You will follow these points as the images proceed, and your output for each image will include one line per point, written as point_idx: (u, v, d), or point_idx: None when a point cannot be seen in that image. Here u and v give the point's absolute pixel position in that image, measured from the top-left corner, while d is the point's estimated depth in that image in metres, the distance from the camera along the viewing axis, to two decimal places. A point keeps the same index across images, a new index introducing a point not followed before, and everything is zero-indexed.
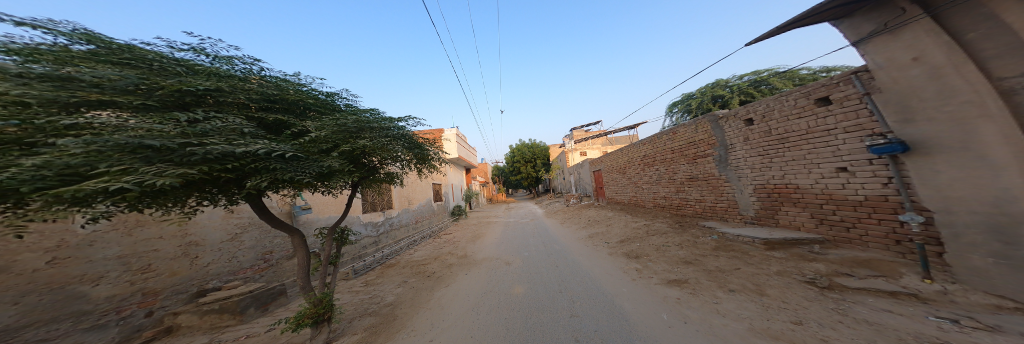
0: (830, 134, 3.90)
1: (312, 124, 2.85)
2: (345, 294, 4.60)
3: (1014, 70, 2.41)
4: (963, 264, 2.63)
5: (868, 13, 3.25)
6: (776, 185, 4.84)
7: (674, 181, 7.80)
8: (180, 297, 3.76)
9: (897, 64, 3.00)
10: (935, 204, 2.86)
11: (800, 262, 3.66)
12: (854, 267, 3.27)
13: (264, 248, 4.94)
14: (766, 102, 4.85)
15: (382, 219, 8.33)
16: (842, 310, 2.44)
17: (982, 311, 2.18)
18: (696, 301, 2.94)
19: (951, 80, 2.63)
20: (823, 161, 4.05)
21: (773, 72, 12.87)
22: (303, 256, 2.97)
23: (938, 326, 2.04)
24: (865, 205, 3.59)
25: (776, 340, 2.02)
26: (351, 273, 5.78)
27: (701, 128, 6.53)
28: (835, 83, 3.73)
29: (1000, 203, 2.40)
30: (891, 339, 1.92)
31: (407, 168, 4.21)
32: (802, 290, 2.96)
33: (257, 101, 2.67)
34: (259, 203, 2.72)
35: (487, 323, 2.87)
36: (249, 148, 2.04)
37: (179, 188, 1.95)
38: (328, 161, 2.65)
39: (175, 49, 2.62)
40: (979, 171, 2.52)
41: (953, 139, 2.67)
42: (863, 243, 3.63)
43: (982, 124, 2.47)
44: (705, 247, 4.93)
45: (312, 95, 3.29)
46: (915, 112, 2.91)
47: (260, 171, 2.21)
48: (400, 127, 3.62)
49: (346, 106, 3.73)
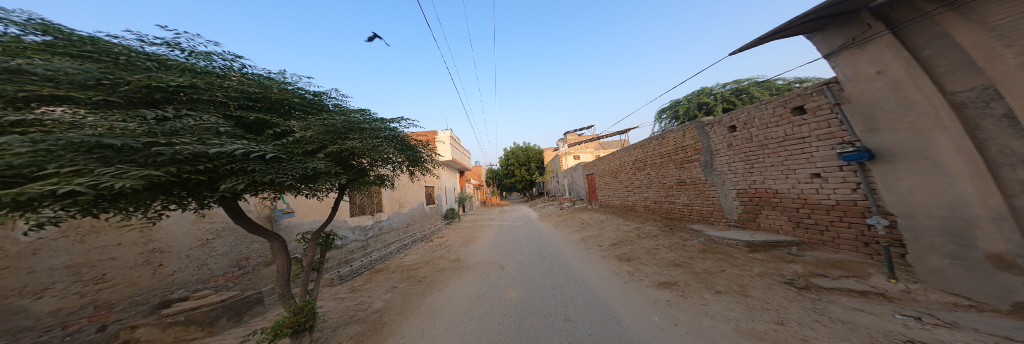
0: (804, 141, 4.13)
1: (297, 124, 2.75)
2: (330, 301, 4.40)
3: (965, 85, 2.64)
4: (924, 265, 2.83)
5: (838, 29, 3.45)
6: (757, 190, 5.03)
7: (664, 184, 7.99)
8: (139, 309, 3.49)
9: (864, 76, 3.21)
10: (897, 208, 3.08)
11: (779, 264, 3.82)
12: (827, 268, 3.45)
13: (240, 254, 4.69)
14: (747, 110, 5.10)
15: (371, 222, 8.12)
16: (819, 310, 2.56)
17: (940, 309, 2.36)
18: (685, 303, 3.01)
19: (910, 93, 2.85)
20: (799, 167, 4.27)
21: (753, 81, 13.58)
22: (283, 262, 2.81)
23: (904, 323, 2.18)
24: (837, 209, 3.80)
25: (762, 342, 2.09)
26: (336, 278, 5.59)
27: (688, 133, 6.75)
28: (809, 94, 3.97)
29: (954, 208, 2.62)
30: (863, 337, 2.03)
31: (399, 170, 4.11)
32: (783, 290, 3.09)
33: (236, 100, 2.55)
34: (235, 207, 2.57)
35: (480, 329, 2.81)
36: (224, 148, 1.93)
37: (143, 190, 1.82)
38: (313, 162, 2.55)
39: (147, 43, 2.49)
40: (935, 178, 2.74)
41: (911, 148, 2.89)
42: (836, 245, 3.83)
43: (938, 134, 2.69)
44: (693, 249, 5.06)
45: (298, 94, 3.19)
46: (879, 122, 3.12)
47: (238, 172, 2.09)
48: (392, 128, 3.56)
49: (335, 106, 3.63)
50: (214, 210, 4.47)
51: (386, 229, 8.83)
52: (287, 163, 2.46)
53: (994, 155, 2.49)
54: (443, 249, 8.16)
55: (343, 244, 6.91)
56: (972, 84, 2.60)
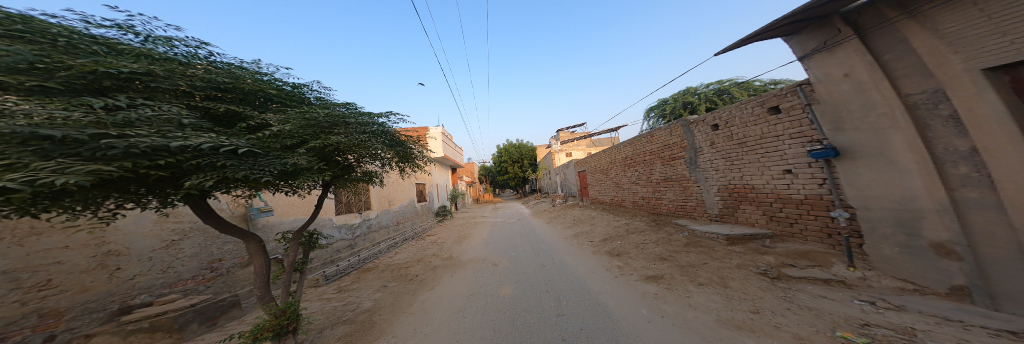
0: (779, 139, 4.37)
1: (275, 117, 2.60)
2: (316, 302, 4.26)
3: (917, 88, 2.86)
4: (879, 254, 3.11)
5: (812, 32, 3.62)
6: (736, 186, 5.29)
7: (652, 181, 8.24)
8: (96, 316, 3.24)
9: (833, 79, 3.43)
10: (857, 202, 3.35)
11: (755, 256, 4.06)
12: (796, 258, 3.72)
13: (211, 256, 4.44)
14: (729, 109, 5.32)
15: (358, 220, 7.89)
16: (789, 298, 2.76)
17: (891, 294, 2.68)
18: (671, 296, 3.15)
19: (872, 95, 3.08)
20: (773, 164, 4.52)
21: (734, 82, 14.19)
22: (261, 263, 2.67)
23: (861, 307, 2.42)
24: (805, 203, 4.06)
25: (740, 330, 2.23)
26: (321, 278, 5.41)
27: (675, 131, 6.97)
28: (784, 94, 4.20)
29: (905, 201, 2.89)
30: (827, 322, 2.21)
31: (388, 167, 4.00)
32: (758, 281, 3.30)
33: (202, 89, 2.37)
34: (203, 205, 2.40)
35: (474, 326, 2.82)
36: (188, 142, 1.78)
37: (92, 187, 1.65)
38: (292, 157, 2.42)
39: (93, 25, 2.26)
40: (891, 174, 2.99)
41: (871, 146, 3.14)
42: (803, 236, 4.11)
43: (893, 133, 2.93)
44: (678, 243, 5.27)
45: (274, 85, 3.02)
46: (845, 122, 3.37)
47: (206, 167, 1.94)
48: (380, 123, 3.44)
49: (316, 100, 3.47)
50: (179, 210, 4.20)
51: (375, 227, 8.63)
52: (263, 158, 2.32)
53: (937, 153, 2.74)
54: (434, 247, 8.06)
55: (328, 243, 6.69)
56: (924, 87, 2.81)
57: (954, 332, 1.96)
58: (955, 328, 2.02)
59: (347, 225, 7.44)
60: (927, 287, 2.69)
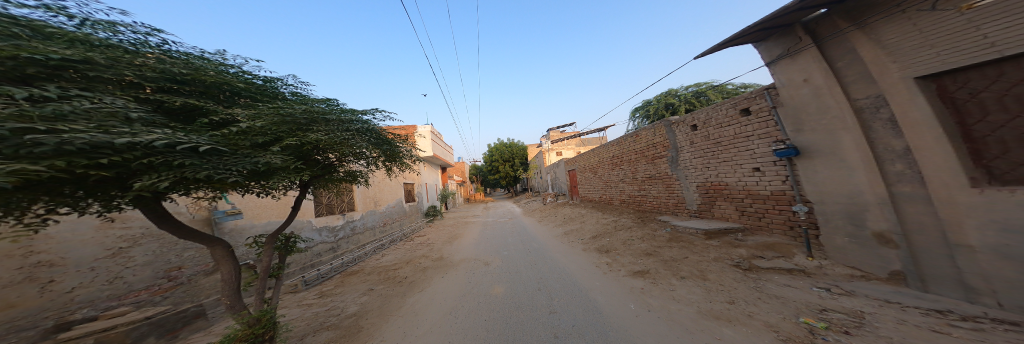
0: (749, 139, 4.68)
1: (243, 112, 2.41)
2: (294, 308, 4.02)
3: (863, 93, 3.10)
4: (833, 244, 3.45)
5: (778, 39, 3.85)
6: (712, 183, 5.60)
7: (637, 179, 8.53)
8: (29, 334, 2.87)
9: (795, 83, 3.71)
10: (814, 197, 3.67)
11: (729, 248, 4.33)
12: (764, 250, 4.02)
13: (168, 264, 4.07)
14: (706, 111, 5.60)
15: (341, 222, 7.54)
16: (760, 288, 2.99)
17: (843, 280, 3.01)
18: (657, 290, 3.28)
19: (827, 100, 3.37)
20: (744, 162, 4.83)
21: (710, 85, 15.03)
22: (231, 269, 2.49)
23: (819, 294, 2.74)
24: (771, 199, 4.39)
25: (719, 320, 2.38)
26: (300, 283, 5.12)
27: (658, 131, 7.25)
28: (753, 97, 4.49)
29: (853, 196, 3.21)
30: (792, 309, 2.45)
31: (374, 166, 3.85)
32: (732, 272, 3.53)
33: (155, 81, 2.14)
34: (156, 209, 2.17)
35: (467, 326, 2.79)
36: (138, 138, 1.60)
37: (16, 190, 1.43)
38: (264, 156, 2.25)
39: (12, 4, 1.97)
40: (842, 172, 3.30)
41: (825, 146, 3.45)
42: (770, 229, 4.44)
43: (844, 135, 3.23)
44: (661, 239, 5.50)
45: (242, 78, 2.80)
46: (804, 124, 3.67)
47: (159, 167, 1.74)
48: (364, 121, 3.30)
49: (291, 95, 3.27)
50: (126, 214, 3.81)
51: (359, 228, 8.27)
52: (229, 157, 2.13)
53: (879, 153, 3.01)
54: (424, 248, 7.88)
55: (307, 246, 6.36)
56: (869, 92, 3.04)
57: (894, 313, 2.27)
58: (895, 309, 2.33)
59: (328, 227, 7.09)
60: (873, 274, 3.03)
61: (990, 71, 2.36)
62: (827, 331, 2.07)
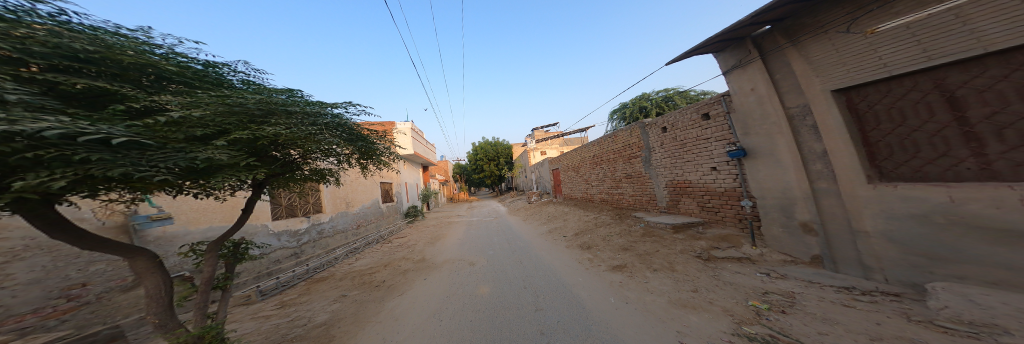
0: (708, 141, 5.14)
1: (177, 100, 2.02)
2: (249, 321, 3.59)
3: (794, 102, 3.53)
4: (772, 233, 3.94)
5: (733, 51, 4.20)
6: (678, 181, 6.06)
7: (615, 178, 8.94)
8: None
9: (744, 92, 4.13)
10: (756, 192, 4.16)
11: (691, 241, 4.74)
12: (719, 241, 4.48)
13: (66, 281, 3.41)
14: (674, 114, 6.03)
15: (306, 226, 6.90)
16: (717, 276, 3.33)
17: (780, 265, 3.48)
18: (634, 283, 3.47)
19: (769, 107, 3.80)
20: (704, 162, 5.30)
21: (676, 91, 16.26)
22: (161, 282, 2.08)
23: (761, 278, 3.13)
24: (725, 195, 4.87)
25: (686, 308, 2.60)
26: (255, 294, 4.59)
27: (634, 133, 7.65)
28: (712, 103, 4.93)
29: (786, 192, 3.70)
30: (742, 294, 2.78)
31: (343, 164, 3.59)
32: (694, 262, 3.88)
33: (45, 56, 1.66)
34: (48, 217, 1.68)
35: (452, 328, 2.71)
36: (31, 126, 1.24)
37: None
38: (206, 151, 1.92)
39: None
40: (779, 171, 3.78)
41: (767, 148, 3.92)
42: (724, 222, 4.93)
43: (780, 138, 3.69)
44: (636, 234, 5.84)
45: (174, 62, 2.37)
46: (751, 128, 4.12)
47: (50, 162, 1.34)
48: (334, 115, 3.04)
49: (240, 83, 2.89)
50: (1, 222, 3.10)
51: (328, 232, 7.63)
52: (155, 151, 1.73)
53: (803, 154, 3.47)
54: (405, 250, 7.52)
55: (263, 253, 5.72)
56: (800, 101, 3.46)
57: (816, 292, 2.69)
58: (817, 288, 2.76)
59: (289, 231, 6.46)
60: (803, 259, 3.53)
61: (882, 87, 2.84)
62: (769, 312, 2.38)
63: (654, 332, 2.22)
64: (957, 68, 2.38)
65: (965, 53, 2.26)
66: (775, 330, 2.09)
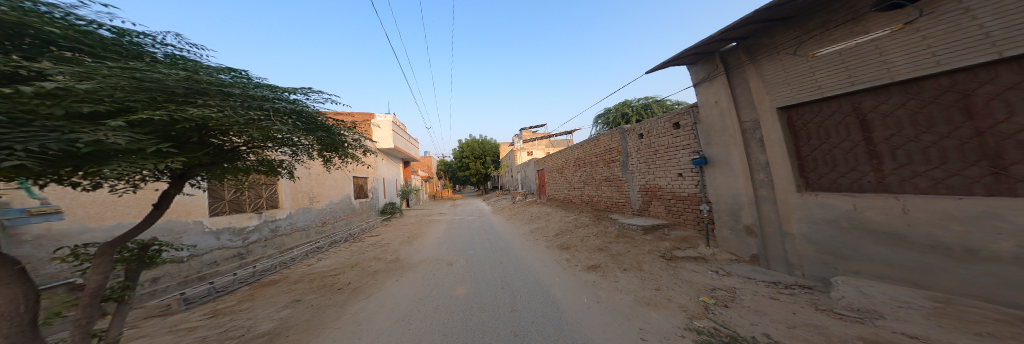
0: (677, 149, 5.53)
1: (67, 70, 1.57)
2: (164, 335, 3.11)
3: (749, 117, 3.89)
4: (723, 235, 4.35)
5: (704, 64, 4.49)
6: (650, 185, 6.44)
7: (596, 180, 9.26)
8: None
9: (710, 104, 4.48)
10: (713, 198, 4.56)
11: (657, 242, 5.09)
12: (680, 242, 4.86)
13: None
14: (650, 122, 6.39)
15: (254, 223, 6.22)
16: (677, 274, 3.61)
17: (728, 264, 3.87)
18: (605, 282, 3.63)
19: (729, 120, 4.17)
20: (672, 168, 5.69)
21: (654, 100, 17.19)
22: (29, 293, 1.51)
23: (712, 276, 3.46)
24: (688, 199, 5.28)
25: (648, 305, 2.79)
26: (176, 303, 3.97)
27: (615, 137, 7.98)
28: (683, 113, 5.29)
29: (736, 198, 4.11)
30: (695, 291, 3.05)
31: (302, 154, 3.28)
32: (656, 262, 4.17)
33: None
34: None
35: (422, 332, 2.61)
36: None
37: None
38: (111, 133, 1.53)
39: None
40: (731, 179, 4.17)
41: (724, 158, 4.31)
42: (685, 225, 5.35)
43: (735, 149, 4.07)
44: (611, 234, 6.13)
45: (69, 23, 1.87)
46: (713, 139, 4.50)
47: None
48: (291, 101, 2.75)
49: (165, 57, 2.41)
50: None
51: (283, 230, 6.95)
52: (15, 128, 1.29)
53: (751, 164, 3.88)
54: (376, 249, 7.08)
55: (191, 256, 5.01)
56: (753, 116, 3.84)
57: (752, 287, 3.04)
58: (753, 284, 3.11)
59: (233, 229, 5.78)
60: (745, 258, 3.96)
61: (816, 107, 3.25)
62: (715, 306, 2.63)
63: (619, 330, 2.33)
64: (870, 94, 2.81)
65: (877, 81, 2.67)
66: (718, 323, 2.31)
